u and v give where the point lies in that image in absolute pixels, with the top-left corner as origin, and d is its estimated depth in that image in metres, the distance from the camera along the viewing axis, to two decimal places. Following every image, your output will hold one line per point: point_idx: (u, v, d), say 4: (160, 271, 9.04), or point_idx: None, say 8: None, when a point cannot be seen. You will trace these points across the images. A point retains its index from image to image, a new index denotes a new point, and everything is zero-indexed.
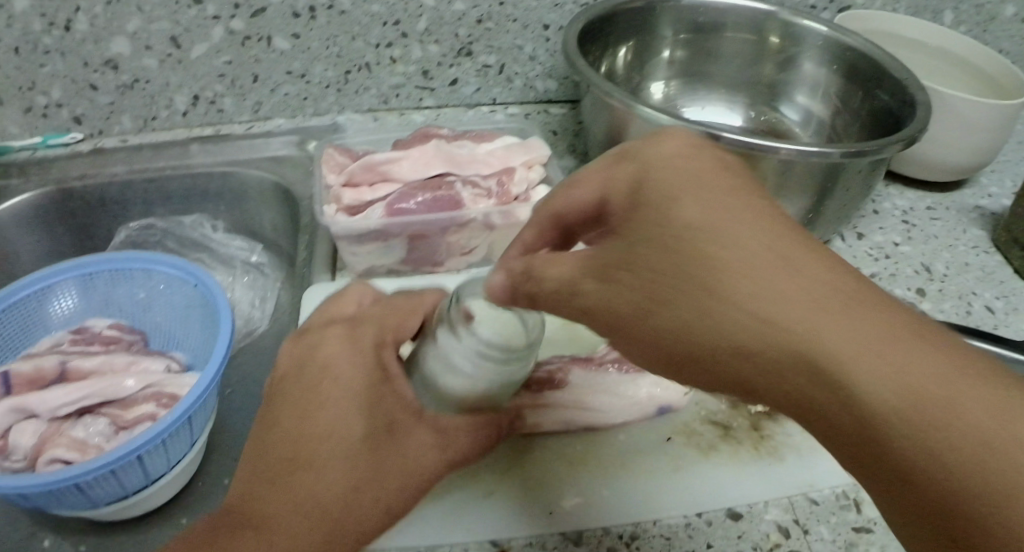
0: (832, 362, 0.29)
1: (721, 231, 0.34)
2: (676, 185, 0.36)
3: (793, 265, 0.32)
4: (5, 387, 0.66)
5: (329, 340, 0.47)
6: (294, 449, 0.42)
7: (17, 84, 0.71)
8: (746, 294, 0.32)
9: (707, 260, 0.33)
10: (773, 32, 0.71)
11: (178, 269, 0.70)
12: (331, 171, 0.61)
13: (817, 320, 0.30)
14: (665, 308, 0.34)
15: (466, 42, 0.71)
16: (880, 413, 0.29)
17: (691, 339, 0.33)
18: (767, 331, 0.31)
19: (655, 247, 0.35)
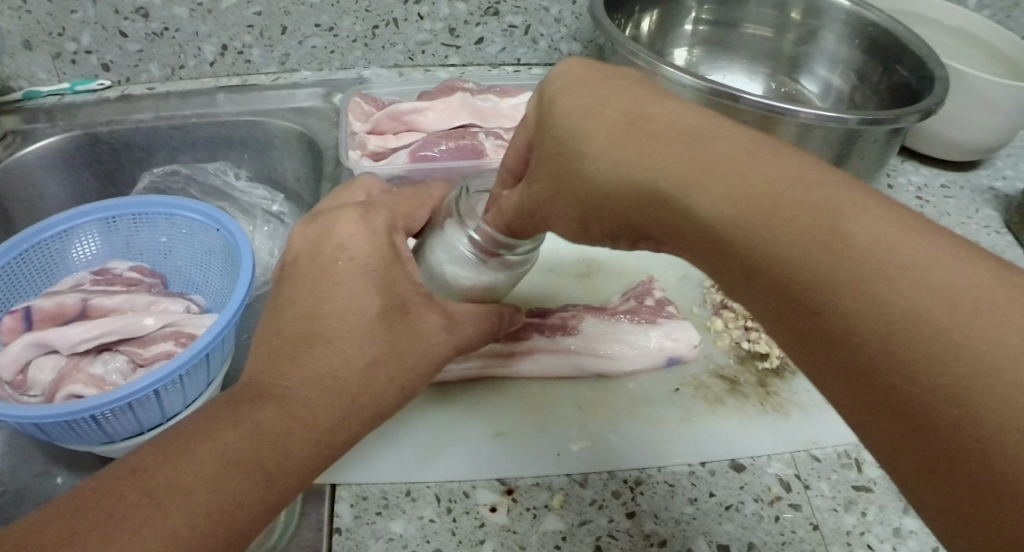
0: (715, 215, 0.30)
1: (635, 111, 0.34)
2: (585, 85, 0.37)
3: (683, 133, 0.32)
4: (28, 323, 0.67)
5: (343, 218, 0.43)
6: (308, 325, 0.40)
7: (47, 30, 0.72)
8: (613, 166, 0.33)
9: (596, 144, 0.34)
10: (795, 7, 0.71)
11: (201, 213, 0.71)
12: (358, 118, 0.62)
13: (694, 173, 0.31)
14: (573, 189, 0.35)
15: (494, 2, 0.71)
16: (780, 258, 0.28)
17: (605, 205, 0.35)
18: (657, 193, 0.32)
19: (557, 142, 0.36)
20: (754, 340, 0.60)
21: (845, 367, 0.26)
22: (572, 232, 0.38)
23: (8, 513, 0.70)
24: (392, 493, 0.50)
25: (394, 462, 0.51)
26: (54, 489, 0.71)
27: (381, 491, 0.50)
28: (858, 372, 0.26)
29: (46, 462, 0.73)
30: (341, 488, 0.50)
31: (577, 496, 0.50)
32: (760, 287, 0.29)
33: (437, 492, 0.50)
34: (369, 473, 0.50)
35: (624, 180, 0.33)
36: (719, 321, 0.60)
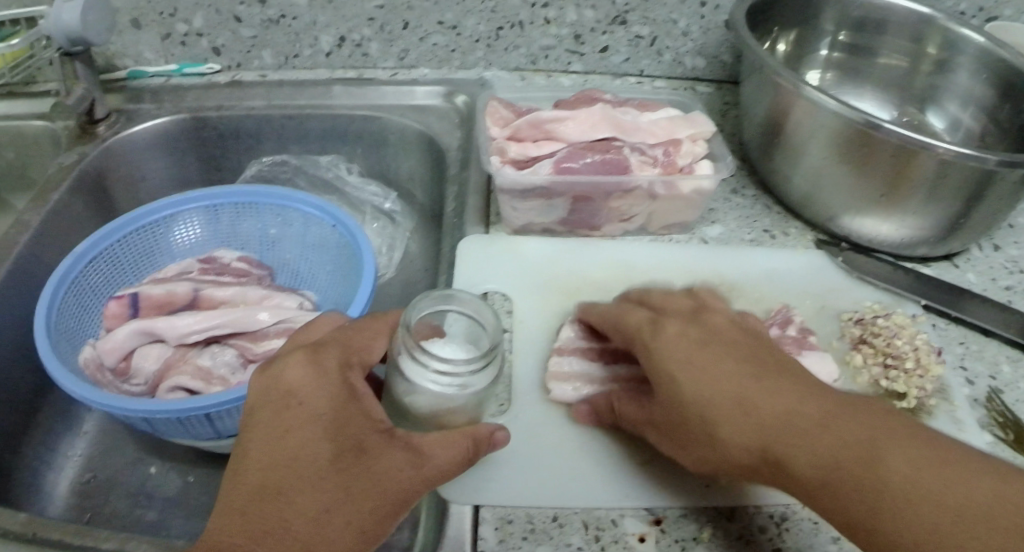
0: (807, 476, 0.42)
1: (727, 395, 0.44)
2: (696, 362, 0.46)
3: (774, 403, 0.44)
4: (132, 310, 0.65)
5: (291, 365, 0.44)
6: (259, 481, 0.39)
7: (159, 9, 0.71)
8: (743, 425, 0.43)
9: (784, 447, 0.42)
10: (931, 41, 0.71)
11: (317, 208, 0.69)
12: (496, 123, 0.61)
13: (789, 434, 0.42)
14: (709, 451, 0.44)
15: (623, 11, 0.70)
16: (817, 462, 0.41)
17: (727, 459, 0.44)
18: (767, 460, 0.43)
19: (655, 365, 0.47)
20: (893, 379, 0.56)
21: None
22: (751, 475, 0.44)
23: (97, 503, 0.68)
24: (538, 517, 0.48)
25: (539, 483, 0.49)
26: (146, 481, 0.69)
27: (526, 514, 0.48)
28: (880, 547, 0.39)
29: (138, 452, 0.72)
30: (484, 509, 0.48)
31: (724, 528, 0.48)
32: (806, 481, 0.42)
33: (583, 518, 0.48)
34: (515, 493, 0.49)
35: (705, 398, 0.44)
36: (860, 356, 0.58)
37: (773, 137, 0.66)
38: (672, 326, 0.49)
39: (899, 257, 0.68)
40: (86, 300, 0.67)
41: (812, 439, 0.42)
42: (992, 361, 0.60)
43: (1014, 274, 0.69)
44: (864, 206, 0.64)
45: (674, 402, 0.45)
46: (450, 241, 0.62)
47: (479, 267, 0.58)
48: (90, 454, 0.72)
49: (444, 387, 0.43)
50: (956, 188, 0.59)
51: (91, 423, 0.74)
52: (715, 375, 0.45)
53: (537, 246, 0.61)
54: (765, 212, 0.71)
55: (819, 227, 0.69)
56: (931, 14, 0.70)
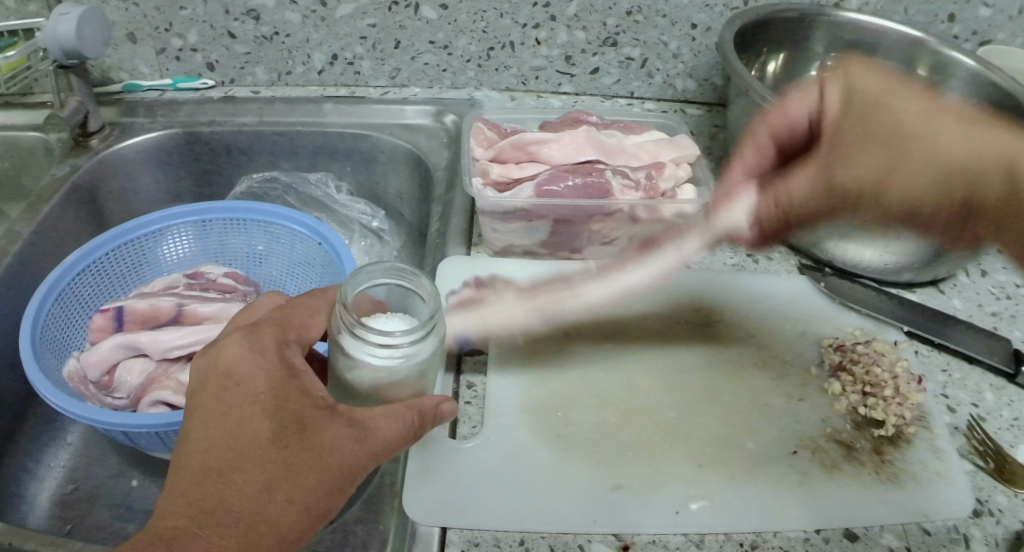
0: (993, 187, 0.47)
1: (909, 135, 0.48)
2: (934, 116, 0.48)
3: (934, 109, 0.49)
4: (117, 323, 0.66)
5: (227, 345, 0.42)
6: (199, 463, 0.38)
7: (154, 25, 0.72)
8: (959, 138, 0.47)
9: (947, 135, 0.47)
10: (922, 61, 0.71)
11: (306, 227, 0.70)
12: (480, 144, 0.61)
13: (976, 135, 0.47)
14: (926, 157, 0.47)
15: (614, 32, 0.71)
16: (1011, 186, 0.47)
17: (955, 180, 0.47)
18: (978, 190, 0.48)
19: (894, 125, 0.48)
20: (871, 406, 0.56)
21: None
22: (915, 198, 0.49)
23: (78, 513, 0.69)
24: (506, 541, 0.48)
25: (508, 506, 0.49)
26: (127, 493, 0.70)
27: (493, 537, 0.48)
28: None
29: (121, 464, 0.72)
30: (452, 530, 0.48)
31: None
32: (996, 198, 0.48)
33: (550, 543, 0.48)
34: (483, 517, 0.49)
35: (905, 103, 0.49)
36: (839, 384, 0.58)
37: None
38: (871, 146, 0.49)
39: (885, 283, 0.68)
40: (74, 312, 0.68)
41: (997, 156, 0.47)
42: (975, 388, 0.60)
43: (1000, 300, 0.68)
44: (849, 232, 0.63)
45: (907, 194, 0.48)
46: (433, 260, 0.62)
47: (459, 288, 0.59)
48: (74, 465, 0.72)
49: (388, 357, 0.41)
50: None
51: (76, 434, 0.75)
52: (949, 125, 0.48)
53: (517, 269, 0.61)
54: (750, 236, 0.71)
55: (804, 252, 0.69)
56: (922, 37, 0.70)
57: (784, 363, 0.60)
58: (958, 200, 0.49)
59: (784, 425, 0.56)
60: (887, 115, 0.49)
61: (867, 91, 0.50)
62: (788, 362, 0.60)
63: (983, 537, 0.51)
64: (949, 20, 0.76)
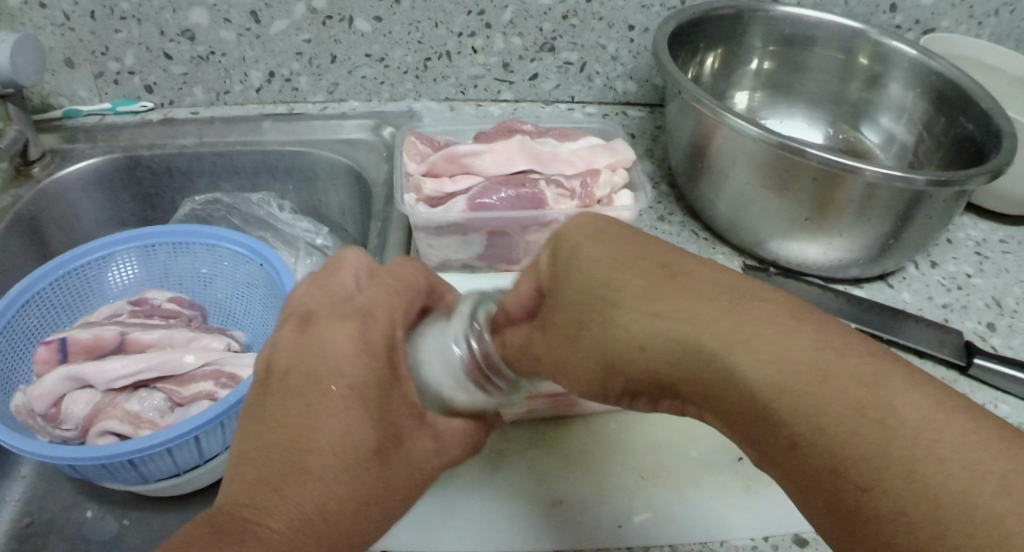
0: (750, 383, 0.29)
1: (598, 284, 0.34)
2: (695, 286, 0.32)
3: (728, 288, 0.31)
4: (62, 354, 0.65)
5: (340, 336, 0.37)
6: (299, 460, 0.35)
7: (91, 49, 0.71)
8: (651, 319, 0.32)
9: (626, 305, 0.33)
10: (862, 51, 0.70)
11: (246, 247, 0.69)
12: (413, 158, 0.60)
13: (736, 334, 0.29)
14: (598, 341, 0.34)
15: (551, 37, 0.70)
16: (801, 432, 0.27)
17: (714, 395, 0.30)
18: (792, 445, 0.28)
19: (583, 294, 0.35)
20: None
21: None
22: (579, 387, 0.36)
23: (36, 547, 0.68)
24: None
25: (449, 528, 0.49)
26: (84, 524, 0.69)
27: None
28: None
29: (76, 494, 0.72)
30: None
31: None
32: (796, 468, 0.28)
33: None
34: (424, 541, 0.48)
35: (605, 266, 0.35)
36: None
37: (697, 161, 0.65)
38: (617, 237, 0.36)
39: (829, 279, 0.67)
40: (19, 344, 0.67)
41: (806, 355, 0.28)
42: None
43: (951, 291, 0.68)
44: (790, 230, 0.63)
45: (581, 372, 0.35)
46: None
47: None
48: (29, 498, 0.72)
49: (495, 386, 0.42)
50: (886, 209, 0.59)
51: (31, 465, 0.74)
52: (638, 298, 0.33)
53: (455, 282, 0.60)
54: (693, 238, 0.70)
55: (748, 252, 0.68)
56: (861, 28, 0.69)
57: None
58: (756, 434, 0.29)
59: None
60: (649, 277, 0.33)
61: (577, 235, 0.37)
62: None
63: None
64: (892, 10, 0.75)
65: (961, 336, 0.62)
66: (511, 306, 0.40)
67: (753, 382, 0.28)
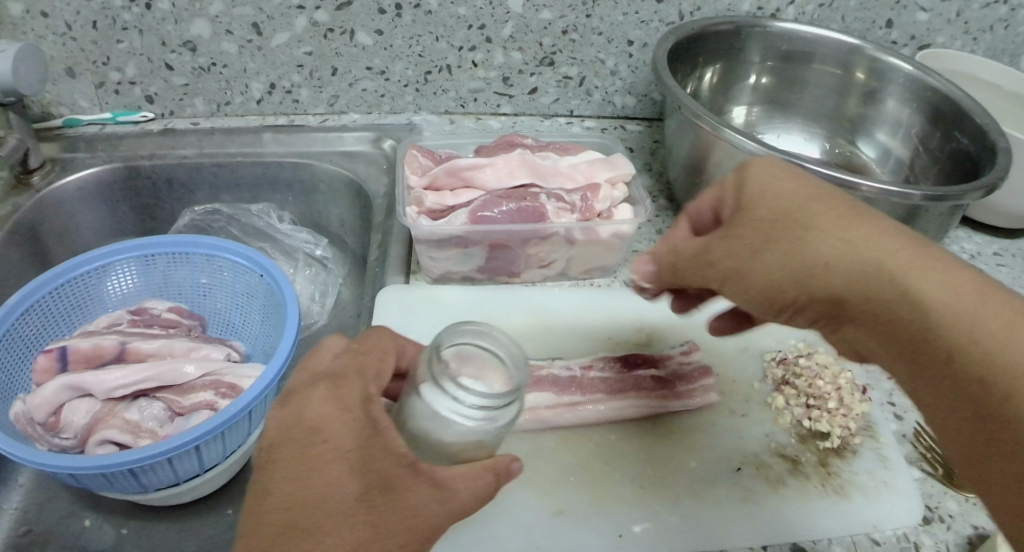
0: (930, 298, 0.34)
1: (794, 208, 0.38)
2: (889, 231, 0.37)
3: (911, 238, 0.36)
4: (62, 363, 0.65)
5: (312, 399, 0.38)
6: (285, 521, 0.35)
7: (91, 59, 0.72)
8: (841, 243, 0.37)
9: (824, 225, 0.37)
10: (858, 67, 0.72)
11: (246, 258, 0.70)
12: (415, 171, 0.61)
13: (923, 267, 0.35)
14: (791, 258, 0.38)
15: (550, 52, 0.71)
16: (976, 346, 0.32)
17: (894, 317, 0.35)
18: (963, 368, 0.33)
19: (782, 216, 0.38)
20: (816, 419, 0.57)
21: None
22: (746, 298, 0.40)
23: None
24: None
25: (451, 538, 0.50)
26: (81, 534, 0.69)
27: None
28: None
29: (73, 504, 0.71)
30: None
31: None
32: (946, 376, 0.33)
33: None
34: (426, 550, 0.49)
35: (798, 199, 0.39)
36: (780, 398, 0.58)
37: (695, 175, 0.66)
38: (792, 179, 0.40)
39: None
40: (18, 353, 0.66)
41: (986, 294, 0.33)
42: None
43: None
44: None
45: (764, 279, 0.39)
46: (374, 290, 0.62)
47: (394, 321, 0.58)
48: (26, 507, 0.71)
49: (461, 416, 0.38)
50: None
51: (28, 475, 0.74)
52: (833, 227, 0.37)
53: (454, 295, 0.61)
54: None
55: None
56: (859, 44, 0.71)
57: (727, 381, 0.60)
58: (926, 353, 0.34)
59: (729, 443, 0.56)
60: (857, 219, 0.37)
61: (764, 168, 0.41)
62: (731, 377, 0.60)
63: (932, 545, 0.51)
64: (888, 26, 0.77)
65: None
66: (699, 209, 0.44)
67: (934, 304, 0.34)
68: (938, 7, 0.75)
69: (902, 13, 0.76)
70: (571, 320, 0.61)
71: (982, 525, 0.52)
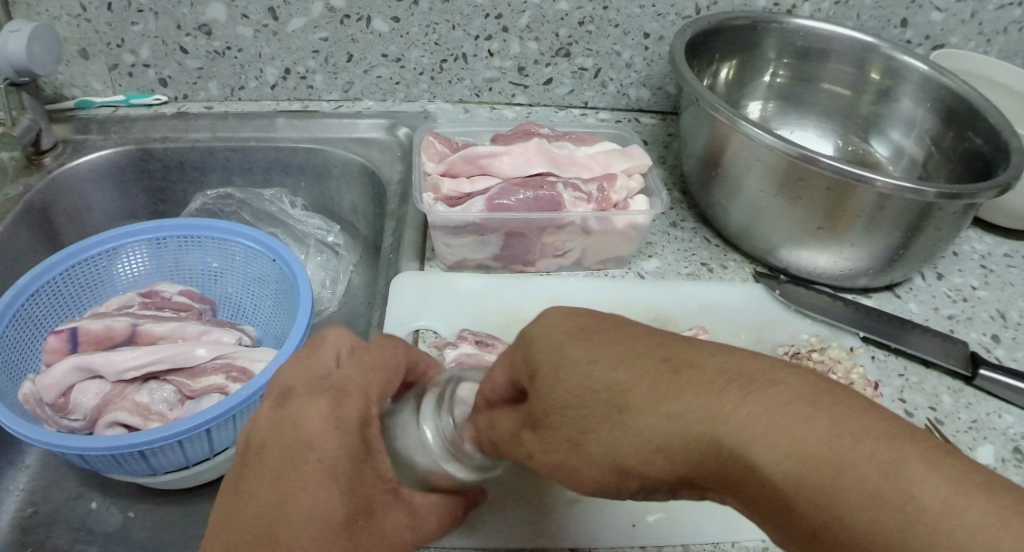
0: (667, 436, 0.31)
1: (603, 391, 0.33)
2: (554, 337, 0.35)
3: (701, 372, 0.31)
4: (72, 344, 0.65)
5: (309, 414, 0.37)
6: (266, 535, 0.35)
7: (106, 41, 0.71)
8: (659, 408, 0.31)
9: (605, 375, 0.33)
10: (874, 66, 0.72)
11: (260, 242, 0.69)
12: (431, 159, 0.61)
13: (648, 393, 0.31)
14: (613, 437, 0.32)
15: (566, 43, 0.71)
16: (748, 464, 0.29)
17: (650, 461, 0.31)
18: (702, 445, 0.30)
19: (546, 351, 0.35)
20: None
21: None
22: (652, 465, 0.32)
23: (38, 537, 0.68)
24: None
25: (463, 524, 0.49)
26: (88, 515, 0.69)
27: None
28: None
29: (81, 486, 0.71)
30: None
31: None
32: (755, 496, 0.29)
33: None
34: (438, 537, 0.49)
35: (602, 479, 0.34)
36: None
37: (710, 167, 0.66)
38: (576, 319, 0.35)
39: (840, 287, 0.68)
40: (26, 334, 0.66)
41: (739, 418, 0.29)
42: (932, 392, 0.60)
43: (957, 303, 0.69)
44: (802, 239, 0.64)
45: (561, 395, 0.34)
46: (388, 277, 0.62)
47: (408, 304, 0.58)
48: (34, 488, 0.71)
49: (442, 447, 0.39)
50: (896, 220, 0.59)
51: (36, 456, 0.73)
52: (594, 361, 0.33)
53: (468, 282, 0.61)
54: (704, 244, 0.71)
55: (758, 259, 0.69)
56: (874, 43, 0.71)
57: None
58: (657, 461, 0.31)
59: None
60: (548, 413, 0.34)
61: (546, 327, 0.36)
62: None
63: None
64: (903, 25, 0.77)
65: (968, 346, 0.63)
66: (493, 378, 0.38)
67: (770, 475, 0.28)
68: (953, 7, 0.75)
69: (917, 13, 0.76)
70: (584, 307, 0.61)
71: None
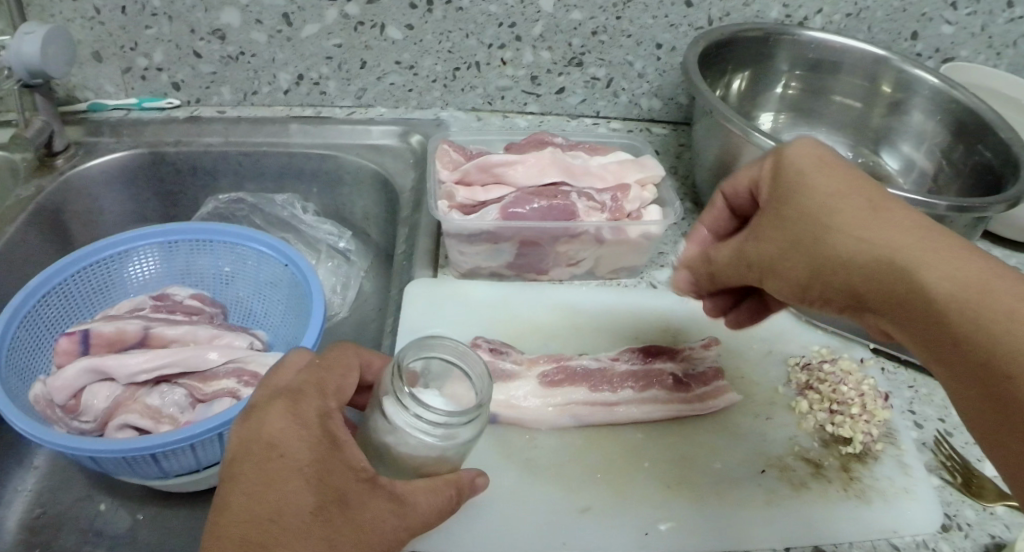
0: (860, 262, 0.37)
1: (806, 215, 0.39)
2: (803, 165, 0.41)
3: (902, 224, 0.37)
4: (83, 347, 0.65)
5: (269, 413, 0.39)
6: (244, 534, 0.35)
7: (119, 44, 0.71)
8: (857, 239, 0.37)
9: (842, 220, 0.38)
10: (885, 79, 0.72)
11: (272, 248, 0.70)
12: (446, 166, 0.61)
13: (837, 218, 0.38)
14: (810, 251, 0.39)
15: (579, 53, 0.71)
16: (887, 289, 0.36)
17: (836, 274, 0.38)
18: (891, 265, 0.36)
19: (806, 210, 0.40)
20: (838, 424, 0.57)
21: (972, 380, 0.33)
22: (793, 290, 0.41)
23: (46, 538, 0.68)
24: None
25: (475, 531, 0.49)
26: (95, 518, 0.69)
27: None
28: (992, 389, 0.32)
29: (89, 487, 0.71)
30: None
31: None
32: (907, 319, 0.36)
33: None
34: (452, 543, 0.49)
35: (792, 281, 0.41)
36: (806, 402, 0.58)
37: (722, 177, 0.67)
38: (830, 178, 0.40)
39: None
40: (37, 335, 0.66)
41: (915, 251, 0.36)
42: (941, 403, 0.60)
43: None
44: None
45: (790, 258, 0.40)
46: (401, 283, 0.63)
47: (423, 310, 0.59)
48: (42, 489, 0.71)
49: (425, 431, 0.40)
50: None
51: (44, 457, 0.73)
52: (854, 224, 0.38)
53: (481, 290, 0.61)
54: None
55: None
56: (885, 56, 0.71)
57: (751, 383, 0.60)
58: (826, 283, 0.39)
59: (751, 445, 0.56)
60: (775, 211, 0.41)
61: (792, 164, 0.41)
62: (755, 382, 0.60)
63: None
64: (913, 38, 0.78)
65: None
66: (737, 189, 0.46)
67: (932, 296, 0.34)
68: (963, 20, 0.76)
69: (927, 26, 0.77)
70: (598, 317, 0.62)
71: (1000, 534, 0.51)
